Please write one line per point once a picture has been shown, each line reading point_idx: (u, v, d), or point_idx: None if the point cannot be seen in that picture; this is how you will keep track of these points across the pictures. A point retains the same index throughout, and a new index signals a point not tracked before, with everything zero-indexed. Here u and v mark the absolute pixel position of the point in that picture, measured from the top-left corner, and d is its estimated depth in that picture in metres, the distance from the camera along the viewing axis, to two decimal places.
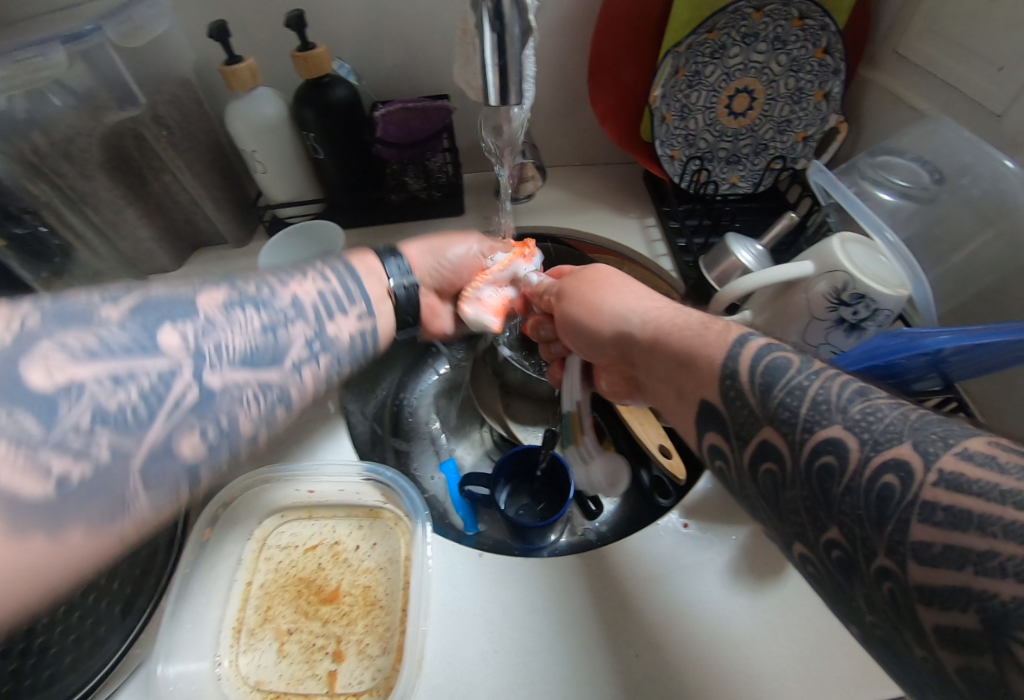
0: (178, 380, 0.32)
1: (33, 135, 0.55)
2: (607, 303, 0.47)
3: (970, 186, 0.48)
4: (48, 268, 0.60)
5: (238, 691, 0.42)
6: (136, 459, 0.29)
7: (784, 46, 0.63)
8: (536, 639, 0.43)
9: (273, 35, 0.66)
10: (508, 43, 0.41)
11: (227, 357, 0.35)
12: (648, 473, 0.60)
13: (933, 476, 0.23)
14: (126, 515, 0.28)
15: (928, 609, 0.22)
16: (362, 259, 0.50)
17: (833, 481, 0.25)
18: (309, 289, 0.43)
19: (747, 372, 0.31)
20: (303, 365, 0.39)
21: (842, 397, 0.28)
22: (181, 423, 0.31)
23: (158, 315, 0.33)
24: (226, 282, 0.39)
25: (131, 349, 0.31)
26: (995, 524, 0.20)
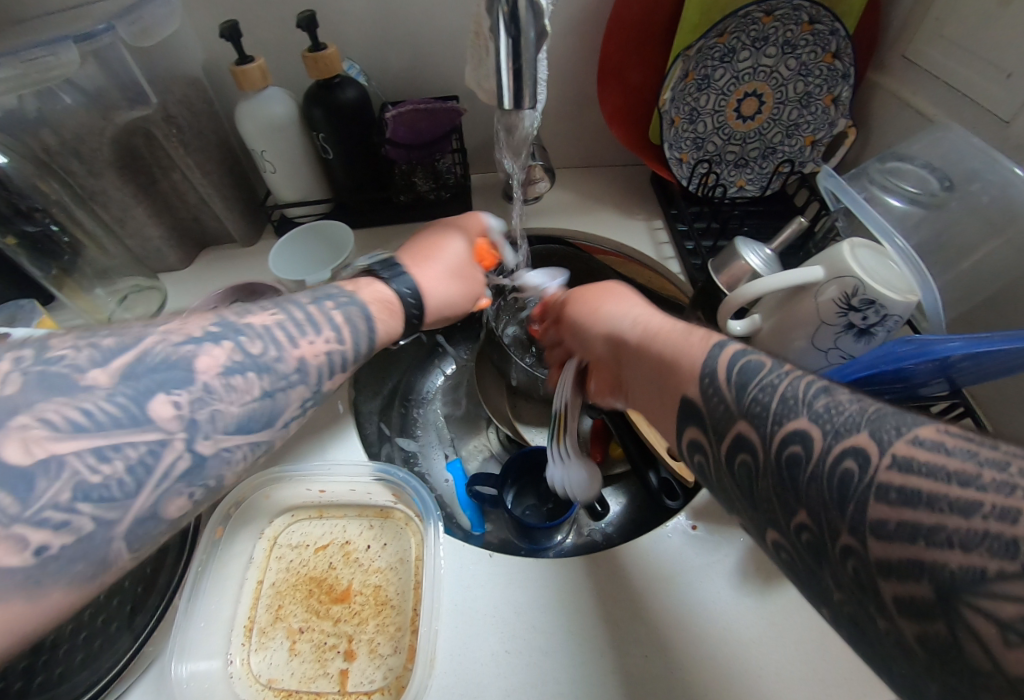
0: (168, 452, 0.31)
1: (43, 134, 0.57)
2: (610, 307, 0.48)
3: (980, 192, 0.48)
4: (57, 265, 0.61)
5: (250, 690, 0.43)
6: (119, 527, 0.30)
7: (793, 51, 0.63)
8: (547, 639, 0.43)
9: (283, 35, 0.66)
10: (523, 47, 0.41)
11: (220, 424, 0.34)
12: (656, 474, 0.56)
13: (887, 460, 0.24)
14: (105, 572, 0.29)
15: (886, 582, 0.23)
16: (388, 319, 0.46)
17: (801, 469, 0.27)
18: (319, 348, 0.40)
19: (723, 372, 0.33)
20: (293, 423, 0.39)
21: (808, 393, 0.29)
22: (168, 491, 0.32)
23: (150, 381, 0.32)
24: (230, 331, 0.37)
25: (121, 422, 0.30)
26: (941, 500, 0.22)
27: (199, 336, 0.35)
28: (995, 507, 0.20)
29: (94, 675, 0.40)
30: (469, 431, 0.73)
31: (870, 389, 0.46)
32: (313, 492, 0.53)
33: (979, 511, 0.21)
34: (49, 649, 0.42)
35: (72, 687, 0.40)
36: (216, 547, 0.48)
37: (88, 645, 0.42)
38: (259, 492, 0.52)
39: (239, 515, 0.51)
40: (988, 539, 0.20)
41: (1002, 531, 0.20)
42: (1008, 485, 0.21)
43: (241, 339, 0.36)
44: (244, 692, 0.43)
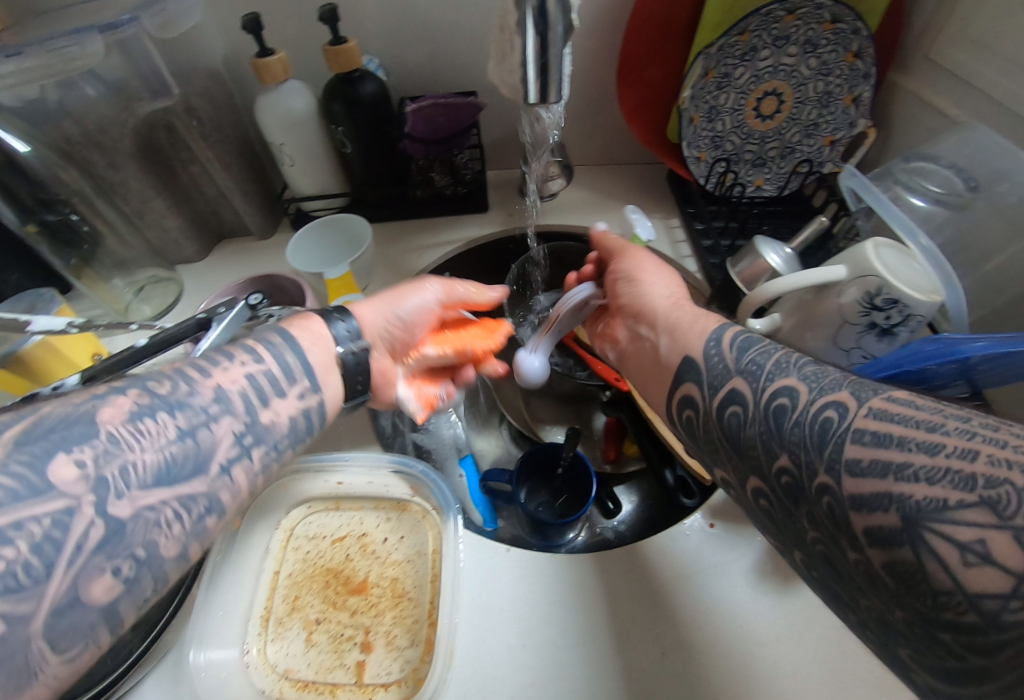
0: (79, 521, 0.26)
1: (65, 124, 0.57)
2: (654, 274, 0.50)
3: (1007, 193, 0.47)
4: (77, 254, 0.63)
5: (267, 679, 0.43)
6: (35, 623, 0.24)
7: (814, 50, 0.63)
8: (565, 635, 0.43)
9: (304, 28, 0.66)
10: (550, 42, 0.41)
11: (137, 479, 0.29)
12: (671, 473, 0.57)
13: (865, 410, 0.28)
14: (31, 684, 0.24)
15: (857, 515, 0.26)
16: (305, 325, 0.42)
17: (786, 417, 0.31)
18: (237, 374, 0.36)
19: (729, 339, 0.39)
20: (234, 466, 0.33)
21: (799, 360, 0.35)
22: (87, 569, 0.26)
23: (46, 442, 0.27)
24: (131, 383, 0.32)
25: (17, 495, 0.25)
26: (910, 441, 0.26)
27: (97, 390, 0.31)
28: (957, 447, 0.24)
29: (107, 665, 0.40)
30: (483, 427, 0.73)
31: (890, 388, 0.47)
32: (331, 483, 0.53)
33: (942, 450, 0.25)
34: None
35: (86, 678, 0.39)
36: (234, 537, 0.49)
37: None
38: (276, 483, 0.53)
39: (256, 506, 0.51)
40: (950, 474, 0.24)
41: (963, 467, 0.24)
42: (967, 431, 0.25)
43: (147, 384, 0.32)
44: (260, 681, 0.43)
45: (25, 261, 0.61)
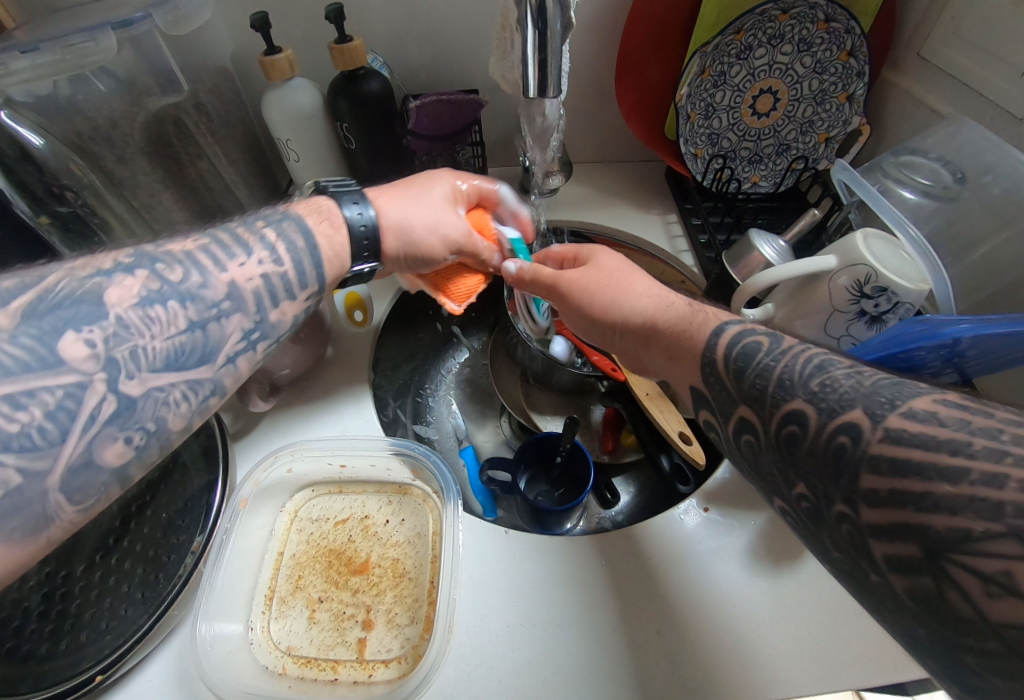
0: (90, 393, 0.32)
1: (76, 119, 0.58)
2: (617, 300, 0.46)
3: (992, 184, 0.49)
4: (88, 245, 0.60)
5: (270, 657, 0.44)
6: (52, 477, 0.30)
7: (808, 49, 0.64)
8: (563, 612, 0.44)
9: (311, 28, 0.68)
10: (549, 38, 0.43)
11: (145, 362, 0.34)
12: (669, 459, 0.59)
13: (880, 434, 0.27)
14: (49, 526, 0.30)
15: (877, 543, 0.27)
16: (330, 239, 0.46)
17: (799, 444, 0.31)
18: (252, 272, 0.40)
19: (723, 360, 0.36)
20: (237, 357, 0.40)
21: (804, 372, 0.33)
22: (100, 435, 0.32)
23: (56, 319, 0.32)
24: (147, 265, 0.37)
25: (32, 367, 0.30)
26: (931, 469, 0.25)
27: (109, 270, 0.35)
28: (982, 474, 0.24)
29: (119, 636, 0.41)
30: (482, 418, 0.75)
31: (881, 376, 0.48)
32: (334, 467, 0.55)
33: (967, 478, 0.24)
34: (74, 613, 0.43)
35: (98, 651, 0.41)
36: (239, 517, 0.49)
37: (111, 611, 0.43)
38: (273, 475, 0.53)
39: (264, 489, 0.52)
40: (975, 503, 0.24)
41: (989, 495, 0.24)
42: (997, 452, 0.24)
43: (157, 267, 0.37)
44: (264, 658, 0.44)
45: None
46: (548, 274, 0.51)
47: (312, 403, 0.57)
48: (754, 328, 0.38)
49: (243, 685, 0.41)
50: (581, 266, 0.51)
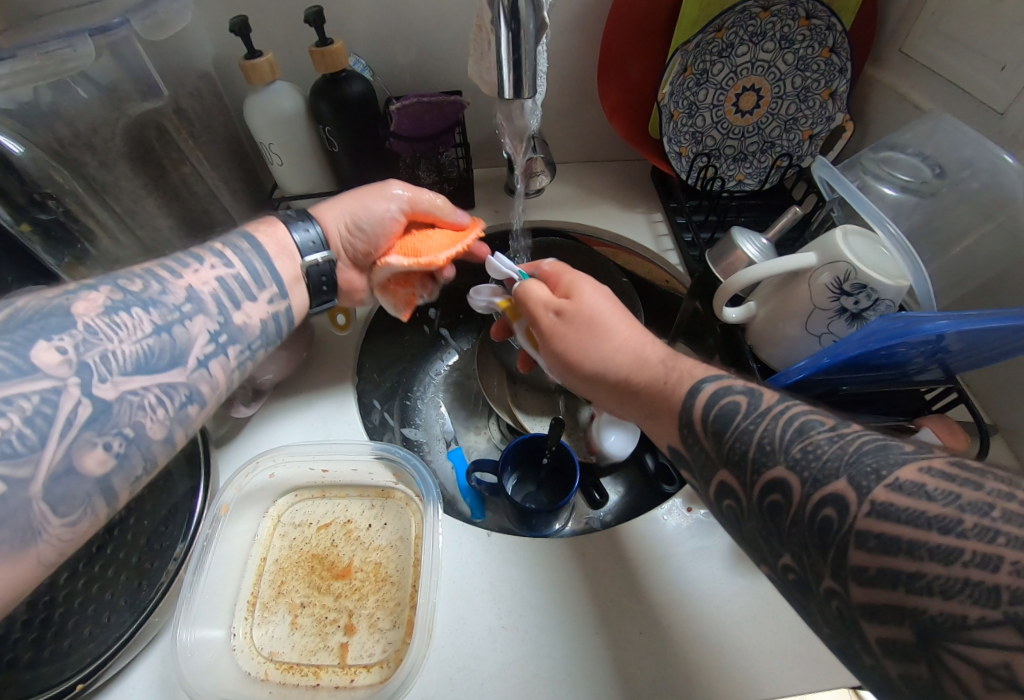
0: (66, 398, 0.33)
1: (57, 126, 0.56)
2: (592, 351, 0.46)
3: (970, 179, 0.49)
4: (71, 254, 0.60)
5: (253, 662, 0.44)
6: (34, 485, 0.31)
7: (790, 45, 0.64)
8: (541, 615, 0.44)
9: (291, 30, 0.68)
10: (523, 38, 0.43)
11: (117, 366, 0.36)
12: (653, 459, 0.60)
13: (866, 508, 0.28)
14: (36, 540, 0.31)
15: (870, 625, 0.27)
16: (270, 233, 0.49)
17: (783, 516, 0.31)
18: (207, 277, 0.43)
19: (700, 423, 0.37)
20: (208, 360, 0.41)
21: (785, 436, 0.33)
22: (79, 441, 0.33)
23: (28, 332, 0.34)
24: (110, 283, 0.39)
25: (7, 374, 0.32)
26: (921, 547, 0.26)
27: (76, 290, 0.38)
28: (975, 554, 0.25)
29: (102, 645, 0.41)
30: (471, 423, 0.74)
31: (865, 373, 0.48)
32: (317, 471, 0.55)
33: (959, 558, 0.25)
34: (57, 622, 0.42)
35: (79, 660, 0.40)
36: (221, 522, 0.49)
37: (96, 617, 0.43)
38: (254, 478, 0.53)
39: (246, 495, 0.52)
40: (969, 587, 0.25)
41: (984, 578, 0.24)
42: (988, 531, 0.25)
43: (121, 282, 0.39)
44: (247, 664, 0.44)
45: None
46: (539, 297, 0.50)
47: (293, 407, 0.57)
48: (734, 384, 0.38)
49: (223, 691, 0.41)
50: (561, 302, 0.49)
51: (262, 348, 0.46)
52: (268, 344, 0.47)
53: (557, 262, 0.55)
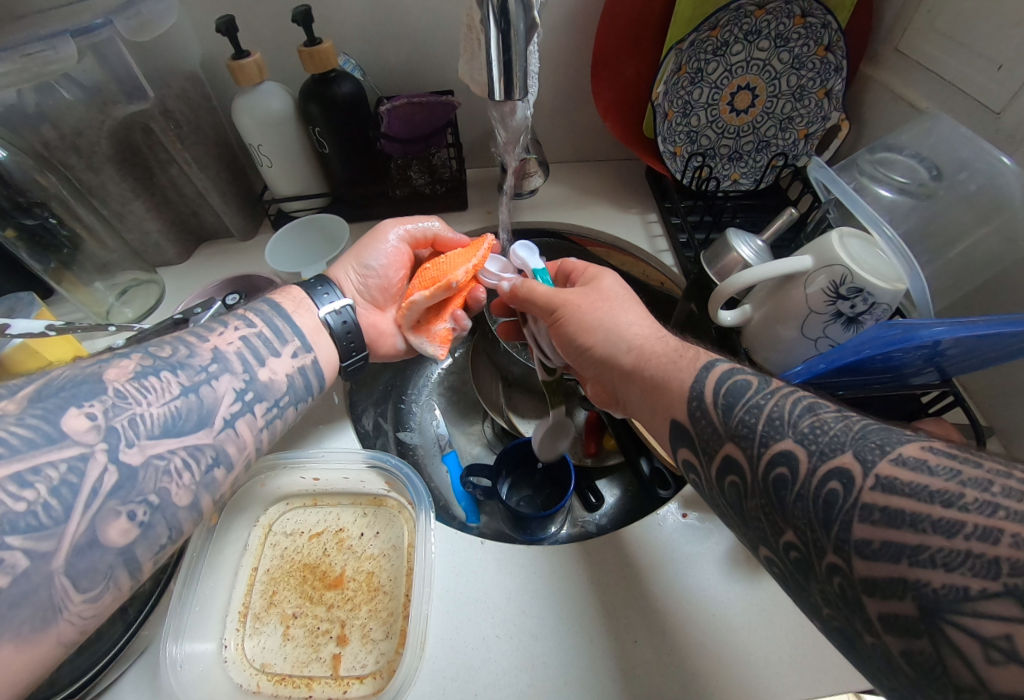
0: (93, 466, 0.33)
1: (43, 128, 0.56)
2: (605, 322, 0.46)
3: (967, 181, 0.48)
4: (57, 258, 0.61)
5: (244, 674, 0.44)
6: (57, 559, 0.30)
7: (785, 44, 0.64)
8: (537, 625, 0.44)
9: (279, 31, 0.67)
10: (513, 39, 0.43)
11: (144, 429, 0.36)
12: (648, 463, 0.59)
13: (871, 481, 0.28)
14: (57, 619, 0.30)
15: (872, 599, 0.27)
16: (288, 294, 0.51)
17: (788, 490, 0.31)
18: (232, 338, 0.44)
19: (711, 395, 0.37)
20: (235, 419, 0.41)
21: (794, 413, 0.33)
22: (103, 511, 0.33)
23: (59, 400, 0.34)
24: (140, 351, 0.40)
25: (36, 443, 0.31)
26: (924, 520, 0.26)
27: (107, 358, 0.38)
28: (977, 527, 0.25)
29: (91, 658, 0.41)
30: (464, 422, 0.73)
31: (862, 376, 0.47)
32: (308, 479, 0.54)
33: (961, 531, 0.25)
34: None
35: (69, 673, 0.40)
36: (212, 532, 0.49)
37: None
38: (250, 483, 0.53)
39: (235, 502, 0.52)
40: (970, 559, 0.24)
41: (985, 551, 0.24)
42: (989, 505, 0.25)
43: (150, 348, 0.40)
44: (238, 676, 0.44)
45: (2, 268, 0.60)
46: (542, 294, 0.50)
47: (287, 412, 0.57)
48: (743, 367, 0.39)
49: None
50: (579, 288, 0.50)
51: (291, 404, 0.46)
52: (298, 401, 0.46)
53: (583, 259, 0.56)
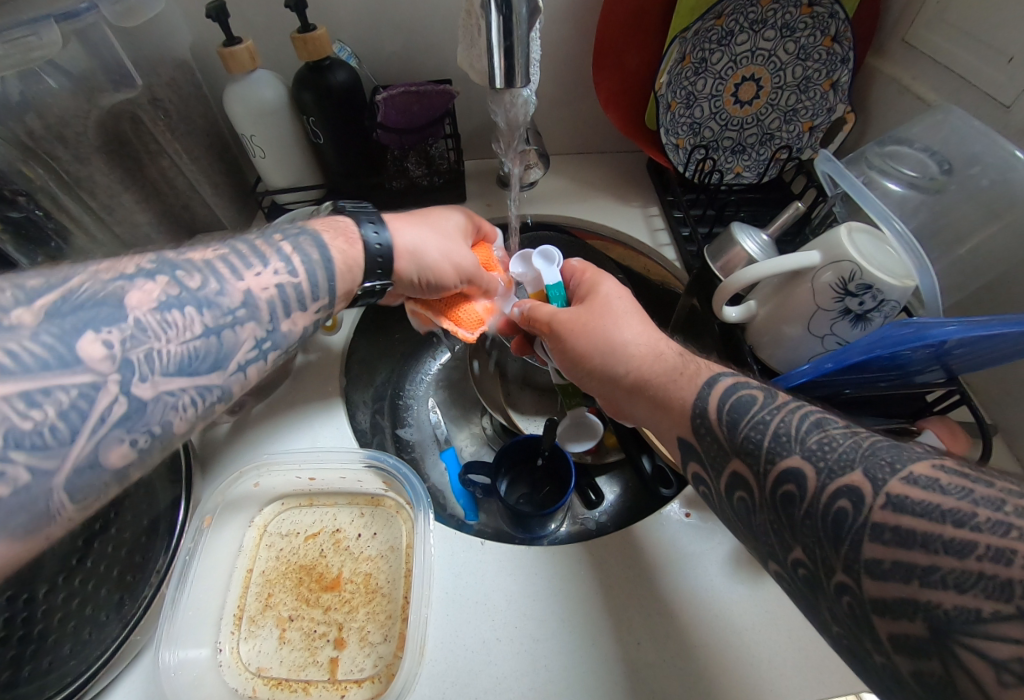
0: (103, 395, 0.30)
1: (27, 118, 0.52)
2: (601, 344, 0.44)
3: (979, 176, 0.47)
4: (43, 252, 0.57)
5: (239, 678, 0.43)
6: (59, 478, 0.28)
7: (791, 34, 0.62)
8: (539, 627, 0.43)
9: (272, 16, 0.65)
10: (515, 24, 0.41)
11: (159, 365, 0.33)
12: (649, 461, 0.58)
13: (881, 500, 0.27)
14: (50, 525, 0.29)
15: (882, 620, 0.26)
16: (346, 250, 0.45)
17: (795, 506, 0.30)
18: (268, 282, 0.39)
19: (715, 411, 0.36)
20: (247, 365, 0.38)
21: (801, 428, 0.32)
22: (108, 438, 0.31)
23: (77, 319, 0.31)
24: (166, 272, 0.36)
25: (49, 364, 0.29)
26: (936, 541, 0.25)
27: (129, 274, 0.34)
28: (989, 548, 0.24)
29: (82, 664, 0.39)
30: (463, 420, 0.71)
31: (866, 376, 0.47)
32: (303, 479, 0.53)
33: (973, 552, 0.24)
34: (37, 638, 0.40)
35: (56, 682, 0.38)
36: (203, 535, 0.47)
37: (76, 635, 0.41)
38: (239, 485, 0.51)
39: (228, 503, 0.50)
40: (982, 581, 0.23)
41: (997, 572, 0.23)
42: (1002, 525, 0.24)
43: (178, 275, 0.36)
44: (233, 680, 0.43)
45: None
46: (546, 313, 0.49)
47: (279, 413, 0.55)
48: (748, 381, 0.37)
49: None
50: (577, 304, 0.49)
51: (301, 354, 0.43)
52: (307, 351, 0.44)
53: (584, 259, 0.54)
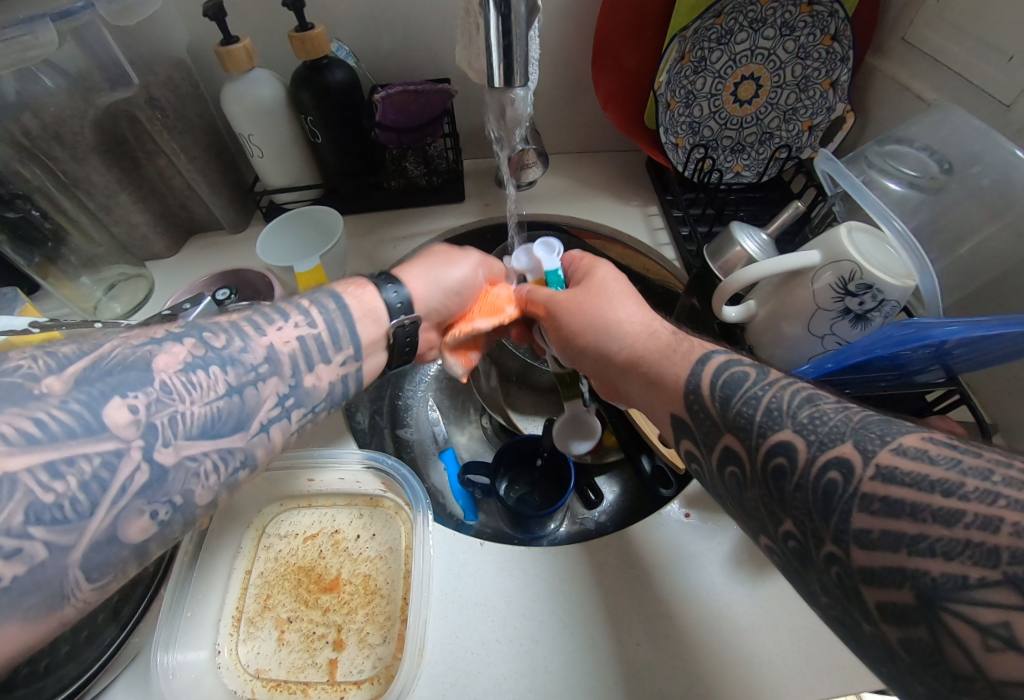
0: (125, 461, 0.29)
1: (24, 117, 0.53)
2: (596, 323, 0.45)
3: (980, 175, 0.47)
4: (41, 252, 0.58)
5: (238, 680, 0.43)
6: (75, 553, 0.27)
7: (791, 33, 0.62)
8: (537, 629, 0.43)
9: (270, 17, 0.65)
10: (514, 22, 0.41)
11: (182, 429, 0.31)
12: (649, 460, 0.57)
13: (871, 471, 0.27)
14: (64, 605, 0.27)
15: (870, 588, 0.26)
16: (361, 298, 0.44)
17: (786, 480, 0.30)
18: (289, 336, 0.38)
19: (707, 388, 0.36)
20: (271, 425, 0.36)
21: (793, 404, 0.32)
22: (128, 509, 0.29)
23: (105, 385, 0.29)
24: (192, 332, 0.35)
25: (75, 433, 0.27)
26: (924, 510, 0.25)
27: (160, 338, 0.33)
28: (976, 516, 0.24)
29: (81, 665, 0.39)
30: (463, 420, 0.72)
31: (867, 376, 0.46)
32: (303, 481, 0.53)
33: (961, 520, 0.24)
34: None
35: (57, 682, 0.38)
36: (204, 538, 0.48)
37: (74, 637, 0.40)
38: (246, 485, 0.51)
39: (227, 510, 0.50)
40: (969, 548, 0.23)
41: (984, 539, 0.23)
42: (990, 494, 0.24)
43: (205, 335, 0.35)
44: (232, 682, 0.42)
45: None
46: (542, 295, 0.49)
47: None
48: (740, 359, 0.38)
49: None
50: (574, 286, 0.49)
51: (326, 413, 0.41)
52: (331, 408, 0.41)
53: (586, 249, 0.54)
